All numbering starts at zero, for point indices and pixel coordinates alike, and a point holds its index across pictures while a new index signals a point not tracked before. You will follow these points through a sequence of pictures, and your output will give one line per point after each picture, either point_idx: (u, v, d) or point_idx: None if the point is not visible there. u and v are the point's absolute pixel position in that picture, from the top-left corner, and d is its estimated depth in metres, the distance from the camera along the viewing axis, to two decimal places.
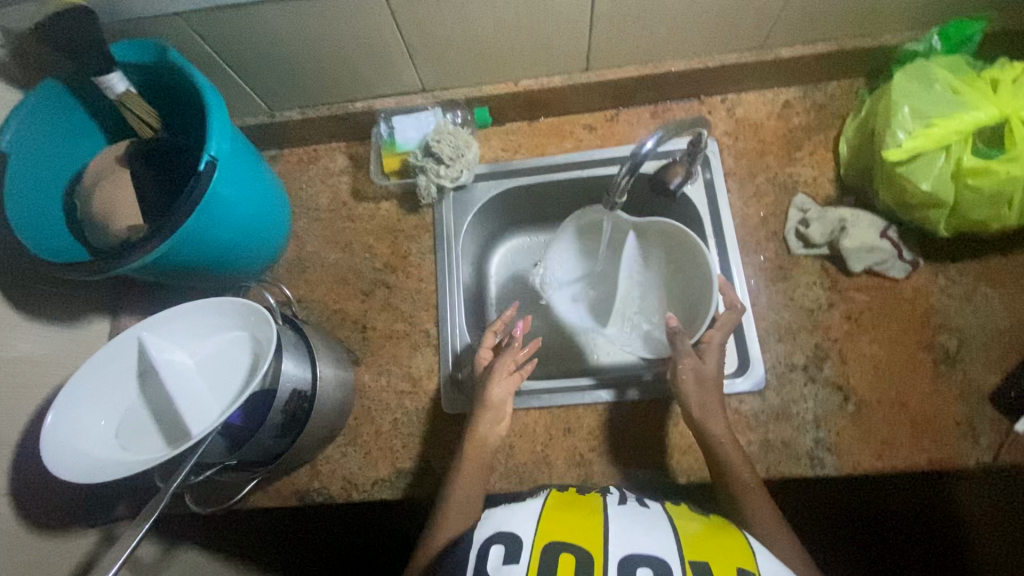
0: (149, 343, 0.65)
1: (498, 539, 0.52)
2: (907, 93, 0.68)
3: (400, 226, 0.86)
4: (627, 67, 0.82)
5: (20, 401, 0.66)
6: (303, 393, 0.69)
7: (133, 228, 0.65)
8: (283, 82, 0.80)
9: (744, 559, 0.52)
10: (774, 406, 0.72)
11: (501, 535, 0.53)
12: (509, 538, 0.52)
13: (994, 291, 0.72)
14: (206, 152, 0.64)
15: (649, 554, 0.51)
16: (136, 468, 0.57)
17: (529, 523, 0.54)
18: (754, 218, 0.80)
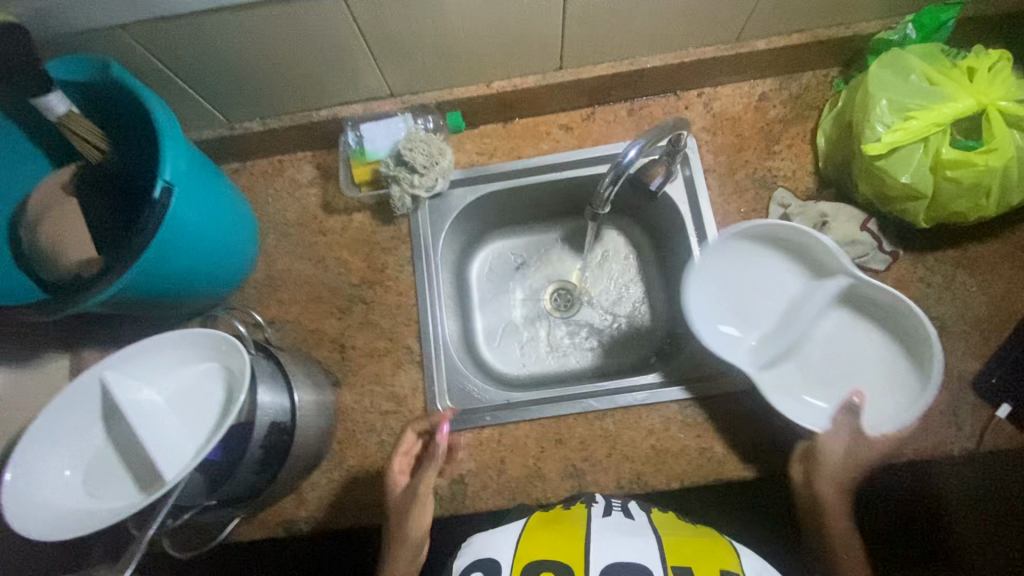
0: (113, 384, 0.61)
1: (479, 566, 0.53)
2: (884, 85, 0.68)
3: (374, 238, 0.82)
4: (602, 65, 0.79)
5: None
6: (282, 424, 0.66)
7: (87, 262, 0.62)
8: (242, 92, 0.75)
9: (726, 561, 0.55)
10: (764, 404, 0.72)
11: (481, 564, 0.54)
12: (490, 563, 0.53)
13: (972, 278, 0.73)
14: (160, 177, 0.61)
15: (633, 563, 0.53)
16: (108, 520, 0.54)
17: (510, 547, 0.55)
18: (736, 214, 0.79)
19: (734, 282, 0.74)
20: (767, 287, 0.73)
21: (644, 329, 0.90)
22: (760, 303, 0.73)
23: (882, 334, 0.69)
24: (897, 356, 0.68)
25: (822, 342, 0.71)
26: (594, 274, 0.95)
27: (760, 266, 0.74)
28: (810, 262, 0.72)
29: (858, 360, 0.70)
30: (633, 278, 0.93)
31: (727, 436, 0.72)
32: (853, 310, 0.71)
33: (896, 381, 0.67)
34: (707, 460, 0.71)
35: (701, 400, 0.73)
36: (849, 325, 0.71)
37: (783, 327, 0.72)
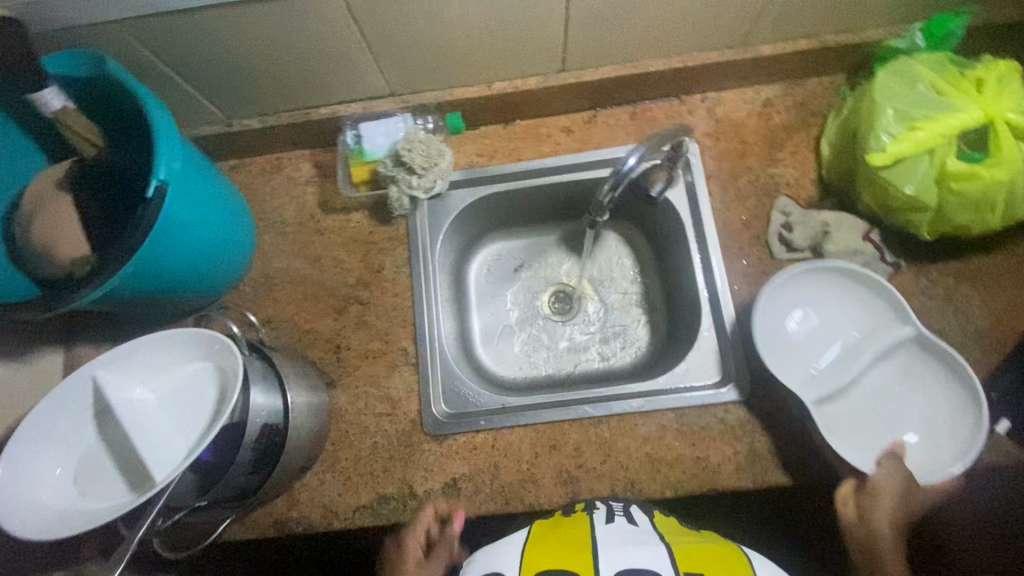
0: (106, 382, 0.60)
1: None
2: (891, 94, 0.67)
3: (372, 238, 0.82)
4: (604, 67, 0.79)
5: None
6: (274, 425, 0.66)
7: (79, 261, 0.61)
8: (240, 88, 0.75)
9: (740, 569, 0.53)
10: (761, 414, 0.72)
11: None
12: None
13: (975, 292, 0.72)
14: (153, 176, 0.60)
15: (644, 569, 0.51)
16: (98, 520, 0.54)
17: (515, 562, 0.54)
18: (737, 221, 0.78)
19: (791, 316, 0.73)
20: (823, 326, 0.72)
21: (641, 334, 0.90)
22: (813, 341, 0.72)
23: (934, 390, 0.68)
24: (946, 415, 0.66)
25: (870, 389, 0.70)
26: (593, 277, 0.95)
27: (819, 305, 0.73)
28: (869, 308, 0.71)
29: (905, 412, 0.68)
30: (631, 281, 0.93)
31: (723, 445, 0.71)
32: (907, 362, 0.69)
33: (941, 439, 0.66)
34: (703, 469, 0.70)
35: (698, 408, 0.73)
36: (900, 376, 0.69)
37: (836, 368, 0.70)
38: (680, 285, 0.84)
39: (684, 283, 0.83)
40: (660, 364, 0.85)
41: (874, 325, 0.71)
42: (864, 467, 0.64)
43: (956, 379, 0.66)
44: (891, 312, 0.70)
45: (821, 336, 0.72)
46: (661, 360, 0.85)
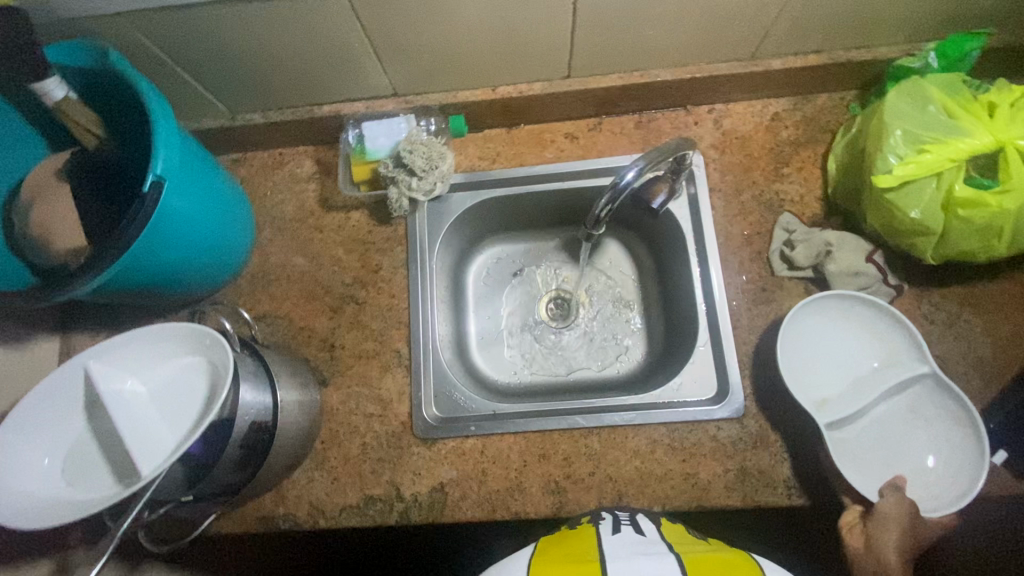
0: (97, 374, 0.60)
1: None
2: (901, 115, 0.65)
3: (370, 238, 0.82)
4: (611, 75, 0.78)
5: None
6: (263, 423, 0.66)
7: (75, 251, 0.61)
8: (244, 83, 0.75)
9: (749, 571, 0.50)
10: (752, 433, 0.71)
11: None
12: None
13: (977, 318, 0.71)
14: (151, 170, 0.59)
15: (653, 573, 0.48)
16: (83, 512, 0.54)
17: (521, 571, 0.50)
18: (739, 236, 0.77)
19: (808, 338, 0.72)
20: (837, 354, 0.71)
21: (636, 344, 0.89)
22: (827, 366, 0.71)
23: (941, 431, 0.66)
24: (949, 458, 0.65)
25: (877, 422, 0.68)
26: (591, 285, 0.94)
27: (835, 331, 0.72)
28: (887, 341, 0.70)
29: (908, 449, 0.67)
30: (629, 291, 0.93)
31: (714, 463, 0.70)
32: (918, 400, 0.68)
33: (940, 481, 0.64)
34: (692, 486, 0.69)
35: (690, 424, 0.72)
36: (910, 412, 0.68)
37: (849, 396, 0.69)
38: (679, 297, 0.84)
39: (682, 296, 0.83)
40: (653, 375, 0.85)
41: (889, 359, 0.70)
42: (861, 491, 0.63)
43: (964, 424, 0.65)
44: (909, 350, 0.69)
45: (835, 362, 0.71)
46: (655, 371, 0.85)
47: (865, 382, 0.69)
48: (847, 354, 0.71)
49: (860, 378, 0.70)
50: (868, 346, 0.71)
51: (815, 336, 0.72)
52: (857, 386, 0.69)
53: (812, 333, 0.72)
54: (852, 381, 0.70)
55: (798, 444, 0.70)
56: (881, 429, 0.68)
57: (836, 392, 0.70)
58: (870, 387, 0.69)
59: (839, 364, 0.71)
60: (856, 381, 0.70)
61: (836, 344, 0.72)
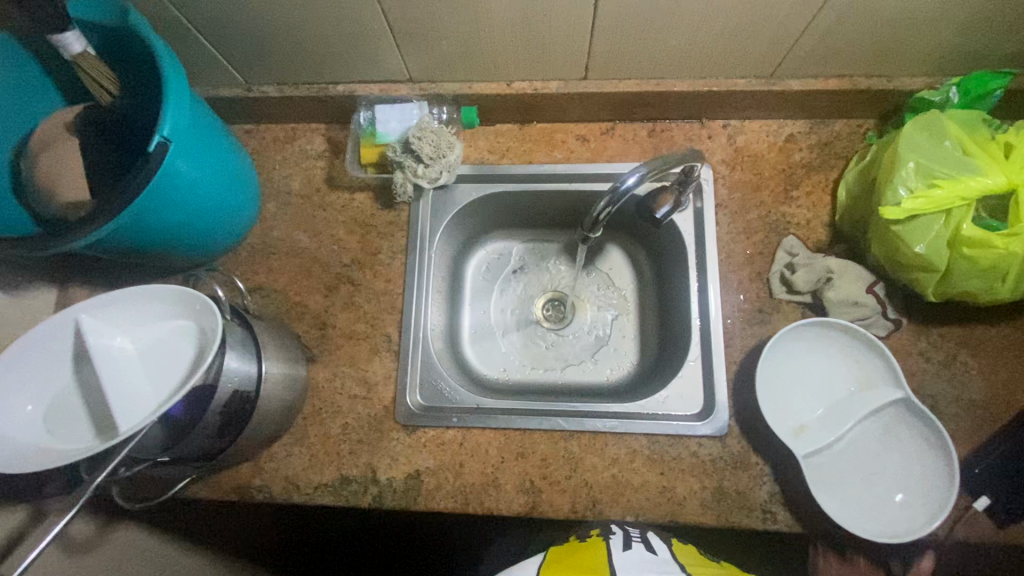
0: (86, 327, 0.61)
1: None
2: (915, 147, 0.64)
3: (373, 221, 0.82)
4: (628, 81, 0.77)
5: None
6: (246, 393, 0.66)
7: (75, 204, 0.62)
8: (261, 55, 0.75)
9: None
10: (734, 453, 0.70)
11: None
12: None
13: (973, 360, 0.70)
14: (157, 132, 0.60)
15: None
16: (56, 461, 0.55)
17: None
18: (740, 254, 0.76)
19: (788, 362, 0.72)
20: (814, 378, 0.71)
21: (629, 353, 0.89)
22: (804, 388, 0.71)
23: (913, 455, 0.66)
24: (919, 482, 0.64)
25: (850, 445, 0.68)
26: (590, 290, 0.95)
27: (813, 356, 0.72)
28: (862, 366, 0.70)
29: (880, 472, 0.66)
30: (627, 300, 0.93)
31: (692, 478, 0.69)
32: (890, 424, 0.67)
33: (909, 504, 0.64)
34: (667, 500, 0.69)
35: (672, 437, 0.71)
36: (883, 436, 0.67)
37: (822, 421, 0.69)
38: (675, 310, 0.83)
39: (679, 311, 0.82)
40: (642, 386, 0.84)
41: (864, 384, 0.69)
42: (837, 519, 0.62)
43: (934, 448, 0.64)
44: (882, 374, 0.69)
45: (810, 386, 0.71)
46: (644, 381, 0.85)
47: (839, 406, 0.69)
48: (822, 378, 0.71)
49: (836, 402, 0.69)
50: (843, 370, 0.70)
51: (791, 359, 0.72)
52: (831, 412, 0.69)
53: (789, 356, 0.72)
54: (827, 406, 0.70)
55: (777, 465, 0.69)
56: (856, 455, 0.67)
57: (811, 417, 0.69)
58: (844, 411, 0.69)
59: (814, 388, 0.71)
60: (831, 405, 0.70)
61: (812, 368, 0.71)
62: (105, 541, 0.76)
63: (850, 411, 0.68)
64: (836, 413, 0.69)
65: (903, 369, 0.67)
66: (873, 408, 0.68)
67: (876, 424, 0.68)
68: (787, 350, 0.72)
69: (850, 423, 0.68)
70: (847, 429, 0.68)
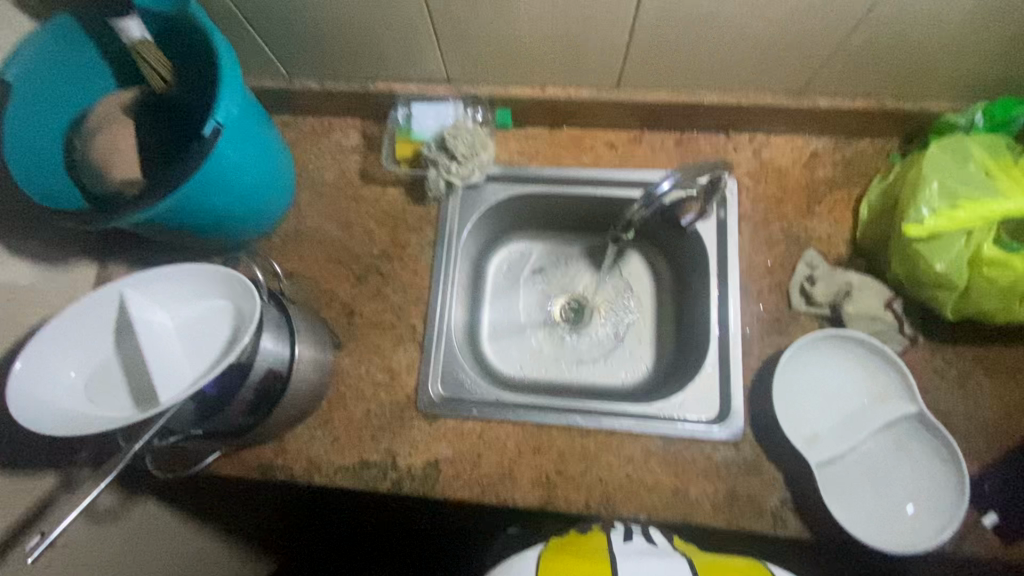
0: (131, 301, 0.64)
1: None
2: (939, 168, 0.66)
3: (403, 214, 0.84)
4: (659, 91, 0.79)
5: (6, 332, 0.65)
6: (278, 373, 0.68)
7: (130, 182, 0.65)
8: (307, 49, 0.78)
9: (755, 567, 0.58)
10: (747, 458, 0.72)
11: None
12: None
13: (987, 380, 0.71)
14: (212, 117, 0.62)
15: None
16: (98, 427, 0.57)
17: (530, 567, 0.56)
18: (761, 265, 0.78)
19: (803, 372, 0.73)
20: (829, 389, 0.73)
21: (645, 358, 0.91)
22: (818, 398, 0.72)
23: (925, 468, 0.67)
24: (930, 494, 0.66)
25: (863, 456, 0.69)
26: (609, 293, 0.96)
27: (829, 367, 0.73)
28: (876, 380, 0.71)
29: (892, 484, 0.67)
30: (645, 305, 0.95)
31: (705, 481, 0.71)
32: (902, 437, 0.69)
33: (919, 516, 0.65)
34: (680, 500, 0.70)
35: (687, 440, 0.73)
36: (895, 449, 0.69)
37: (835, 432, 0.70)
38: (693, 316, 0.85)
39: (697, 318, 0.84)
40: (657, 390, 0.86)
41: (878, 396, 0.71)
42: (850, 527, 0.63)
43: (945, 461, 0.66)
44: (897, 387, 0.70)
45: (825, 398, 0.72)
46: (660, 385, 0.86)
47: (853, 417, 0.71)
48: (837, 389, 0.72)
49: (850, 413, 0.71)
50: (857, 383, 0.72)
51: (807, 369, 0.73)
52: (845, 423, 0.70)
53: (804, 367, 0.73)
54: (841, 417, 0.71)
55: (789, 472, 0.70)
56: (868, 466, 0.69)
57: (825, 427, 0.71)
58: (858, 423, 0.70)
59: (829, 399, 0.72)
60: (845, 416, 0.71)
61: (827, 379, 0.73)
62: (127, 514, 0.78)
63: (863, 423, 0.70)
64: (850, 425, 0.70)
65: (917, 383, 0.69)
66: (887, 421, 0.69)
67: (889, 436, 0.69)
68: (803, 360, 0.73)
69: (863, 435, 0.69)
70: (860, 440, 0.69)
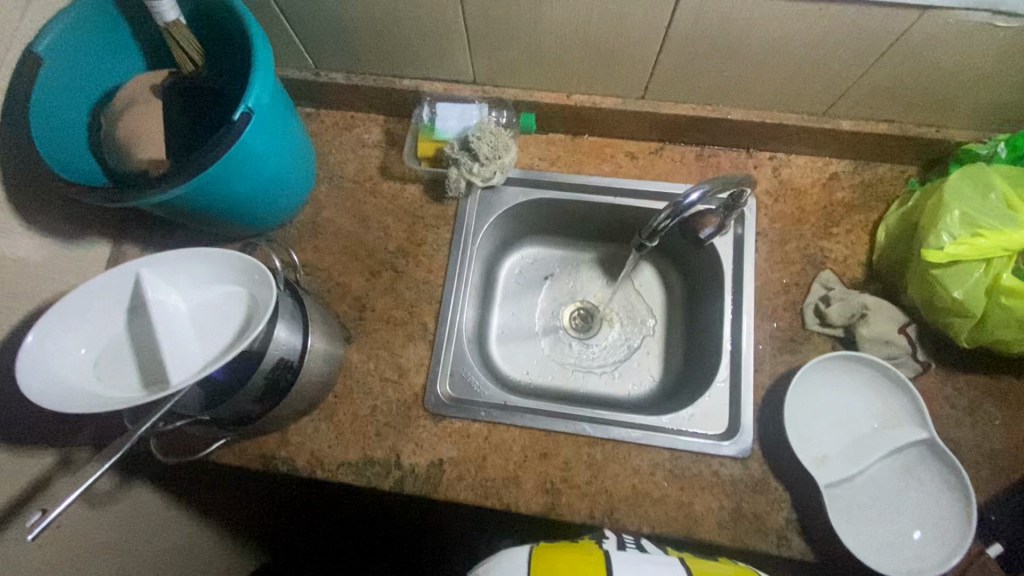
0: (146, 281, 0.63)
1: None
2: (961, 197, 0.66)
3: (421, 212, 0.84)
4: (684, 105, 0.80)
5: (18, 304, 0.64)
6: (289, 362, 0.68)
7: (155, 162, 0.65)
8: (337, 42, 0.78)
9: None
10: (754, 476, 0.71)
11: None
12: None
13: (997, 411, 0.71)
14: (242, 103, 0.62)
15: None
16: (105, 405, 0.56)
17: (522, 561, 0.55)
18: (777, 283, 0.78)
19: (814, 393, 0.73)
20: (839, 411, 0.72)
21: (653, 370, 0.90)
22: (828, 420, 0.72)
23: (932, 495, 0.66)
24: (937, 522, 0.65)
25: (870, 480, 0.69)
26: (620, 304, 0.96)
27: (840, 390, 0.73)
28: (888, 405, 0.71)
29: (899, 509, 0.67)
30: (654, 319, 0.94)
31: (710, 497, 0.70)
32: (911, 463, 0.68)
33: (926, 544, 0.64)
34: (685, 515, 0.70)
35: (695, 454, 0.72)
36: (903, 475, 0.68)
37: (844, 455, 0.70)
38: (705, 331, 0.85)
39: (709, 334, 0.84)
40: (664, 403, 0.86)
41: (888, 422, 0.70)
42: (857, 551, 0.63)
43: (954, 489, 0.65)
44: (907, 413, 0.70)
45: (834, 420, 0.72)
46: (667, 398, 0.86)
47: (862, 441, 0.70)
48: (847, 411, 0.72)
49: (859, 436, 0.70)
50: (867, 406, 0.72)
51: (818, 390, 0.73)
52: (853, 446, 0.70)
53: (815, 388, 0.73)
54: (850, 440, 0.71)
55: (796, 493, 0.70)
56: (876, 490, 0.68)
57: (833, 449, 0.70)
58: (867, 447, 0.70)
59: (838, 422, 0.72)
60: (854, 439, 0.71)
61: (838, 401, 0.73)
62: (122, 498, 0.76)
63: (872, 447, 0.69)
64: (859, 448, 0.70)
65: (929, 410, 0.69)
66: (897, 447, 0.69)
67: (897, 462, 0.69)
68: (814, 381, 0.73)
69: (872, 459, 0.69)
70: (868, 465, 0.69)
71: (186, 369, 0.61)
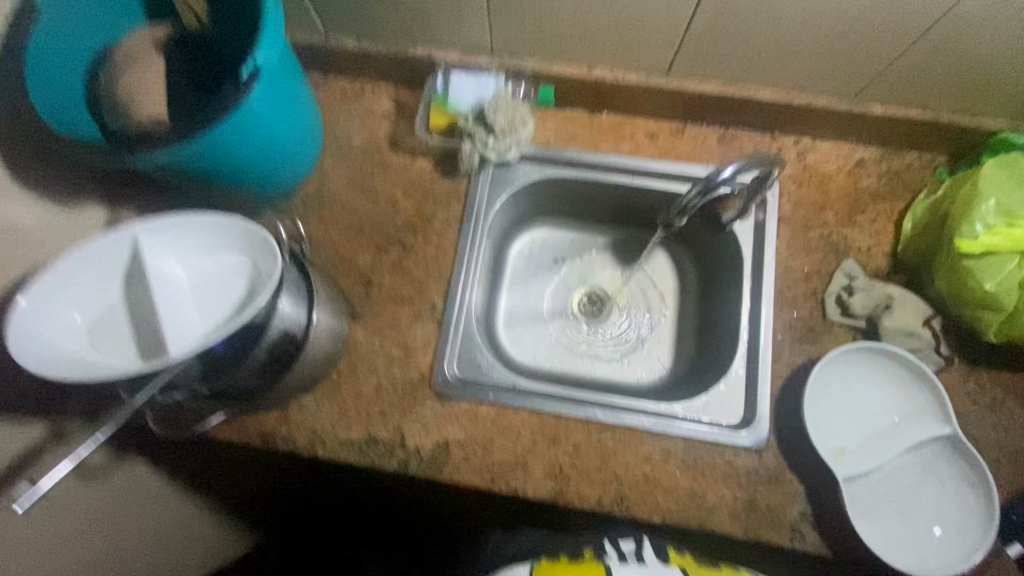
0: (144, 246, 0.60)
1: None
2: (997, 186, 0.64)
3: (431, 187, 0.81)
4: (709, 82, 0.77)
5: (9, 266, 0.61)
6: (293, 336, 0.65)
7: (159, 120, 0.62)
8: (349, 3, 0.75)
9: None
10: (770, 468, 0.69)
11: None
12: None
13: (1020, 408, 0.69)
14: (251, 60, 0.59)
15: None
16: (100, 374, 0.53)
17: None
18: (798, 271, 0.76)
19: (833, 386, 0.71)
20: (859, 404, 0.70)
21: (663, 359, 0.88)
22: (846, 414, 0.70)
23: (953, 490, 0.65)
24: (957, 518, 0.64)
25: (889, 475, 0.67)
26: (632, 289, 0.94)
27: (859, 383, 0.71)
28: (908, 399, 0.69)
29: (918, 505, 0.65)
30: (667, 306, 0.92)
31: (724, 487, 0.68)
32: (931, 459, 0.67)
33: (946, 541, 0.63)
34: (696, 505, 0.68)
35: (709, 444, 0.70)
36: (922, 470, 0.66)
37: (862, 449, 0.68)
38: (721, 319, 0.83)
39: (725, 322, 0.81)
40: (675, 392, 0.84)
41: (908, 416, 0.69)
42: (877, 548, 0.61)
43: (975, 486, 0.64)
44: (928, 408, 0.68)
45: (853, 414, 0.70)
46: (678, 387, 0.84)
47: (882, 436, 0.68)
48: (866, 405, 0.70)
49: (878, 431, 0.69)
50: (887, 400, 0.70)
51: (837, 383, 0.71)
52: (873, 441, 0.68)
53: (834, 380, 0.71)
54: (869, 434, 0.69)
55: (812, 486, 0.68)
56: (894, 485, 0.66)
57: (852, 443, 0.68)
58: (886, 441, 0.68)
59: (857, 415, 0.70)
60: (873, 433, 0.69)
61: (857, 395, 0.71)
62: (115, 473, 0.74)
63: (892, 442, 0.67)
64: (878, 442, 0.68)
65: (951, 405, 0.67)
66: (918, 442, 0.67)
67: (917, 457, 0.67)
68: (834, 374, 0.71)
69: (892, 454, 0.67)
70: (888, 460, 0.67)
71: (183, 338, 0.59)
